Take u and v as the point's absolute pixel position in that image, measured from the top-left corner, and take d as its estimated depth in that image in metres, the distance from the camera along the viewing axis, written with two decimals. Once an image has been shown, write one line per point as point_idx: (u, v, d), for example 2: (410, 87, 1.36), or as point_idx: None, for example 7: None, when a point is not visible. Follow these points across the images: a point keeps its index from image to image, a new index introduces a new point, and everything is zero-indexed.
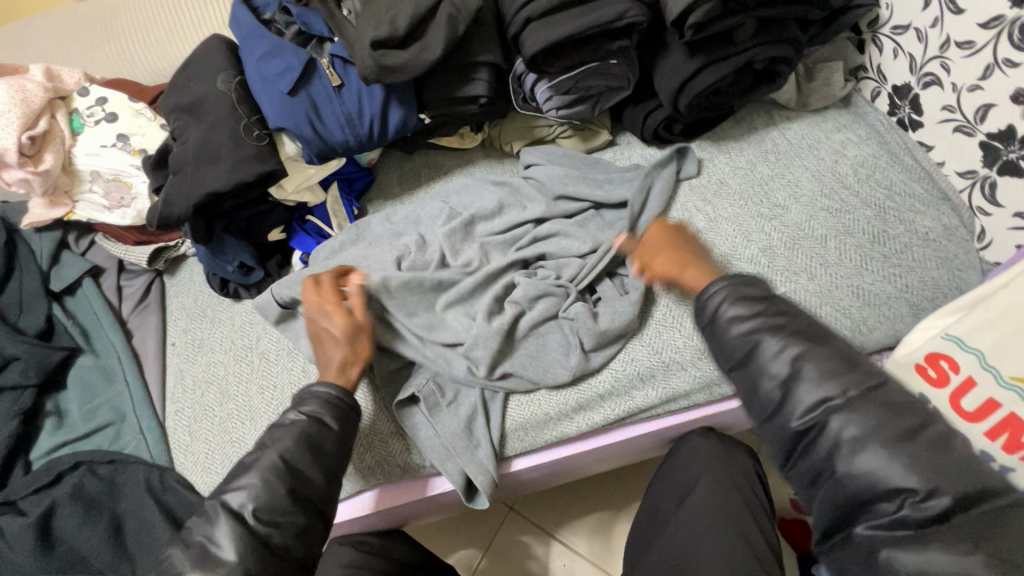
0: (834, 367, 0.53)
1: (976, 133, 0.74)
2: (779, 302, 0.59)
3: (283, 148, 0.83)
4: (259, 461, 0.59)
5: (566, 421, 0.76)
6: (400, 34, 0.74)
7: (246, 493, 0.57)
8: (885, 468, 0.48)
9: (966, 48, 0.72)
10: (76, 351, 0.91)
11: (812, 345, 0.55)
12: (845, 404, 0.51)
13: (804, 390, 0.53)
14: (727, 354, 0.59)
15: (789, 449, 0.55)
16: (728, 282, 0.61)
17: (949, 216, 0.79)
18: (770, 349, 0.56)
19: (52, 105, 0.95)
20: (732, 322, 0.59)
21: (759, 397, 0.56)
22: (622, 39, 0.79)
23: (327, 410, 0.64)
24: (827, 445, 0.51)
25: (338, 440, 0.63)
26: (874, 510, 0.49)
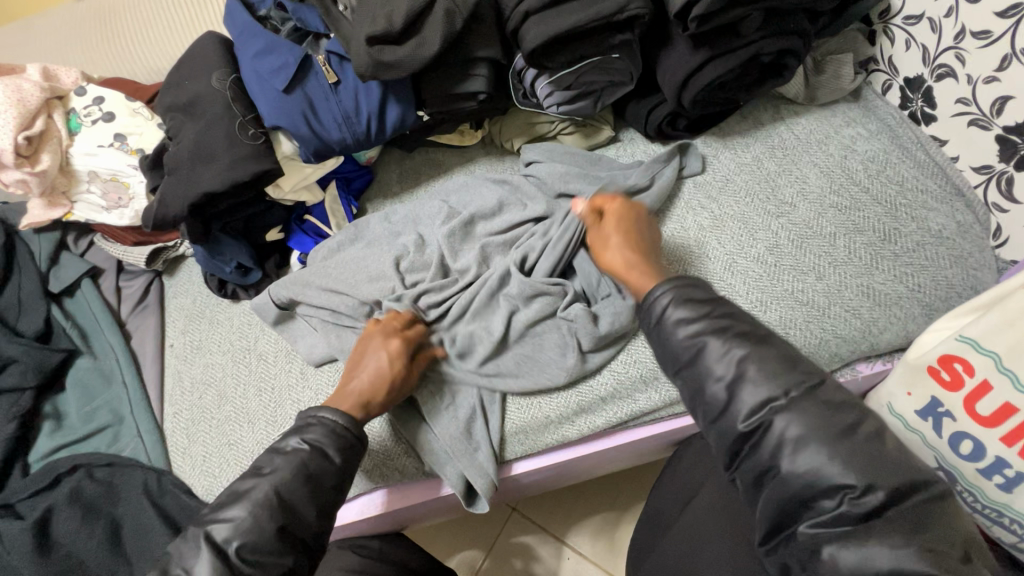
0: (776, 368, 0.51)
1: (992, 127, 0.71)
2: (722, 303, 0.56)
3: (280, 147, 0.82)
4: (250, 492, 0.58)
5: (567, 425, 0.74)
6: (396, 30, 0.73)
7: (232, 527, 0.56)
8: (827, 466, 0.47)
9: (982, 39, 0.69)
10: (75, 353, 0.91)
11: (755, 346, 0.53)
12: (788, 406, 0.49)
13: (749, 391, 0.51)
14: (672, 356, 0.56)
15: (733, 452, 0.52)
16: (673, 284, 0.58)
17: (963, 212, 0.77)
18: (715, 351, 0.53)
19: (49, 104, 0.94)
20: (678, 325, 0.56)
21: (703, 399, 0.54)
22: (624, 33, 0.76)
23: (331, 441, 0.61)
24: (771, 446, 0.49)
25: (338, 473, 0.61)
26: (815, 508, 0.47)
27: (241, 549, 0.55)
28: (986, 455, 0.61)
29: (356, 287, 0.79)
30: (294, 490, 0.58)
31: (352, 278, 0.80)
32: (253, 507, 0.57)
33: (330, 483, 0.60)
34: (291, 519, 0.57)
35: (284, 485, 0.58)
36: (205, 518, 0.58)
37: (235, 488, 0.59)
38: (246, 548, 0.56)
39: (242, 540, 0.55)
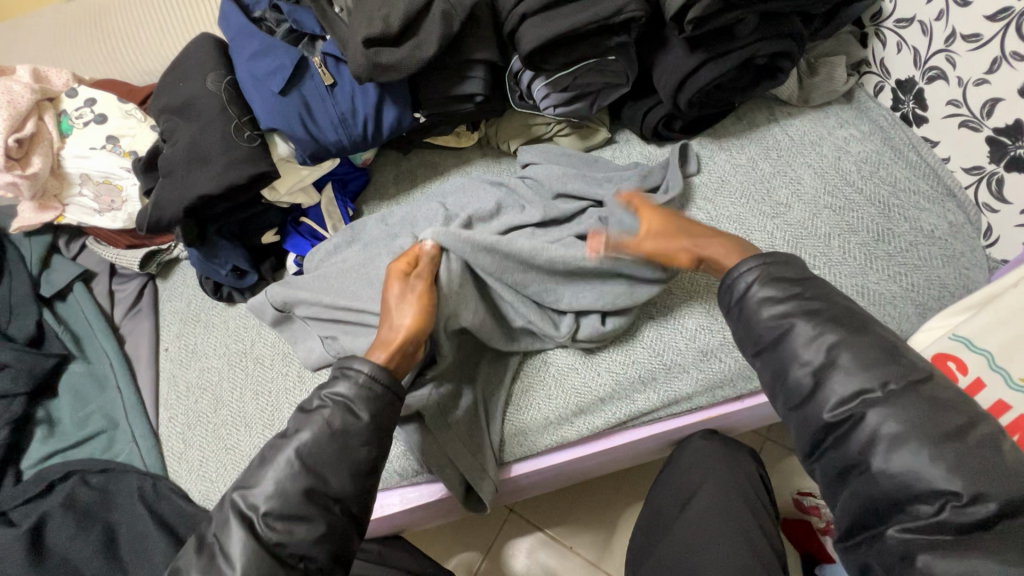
0: (871, 358, 0.51)
1: (982, 128, 0.72)
2: (813, 284, 0.57)
3: (276, 149, 0.82)
4: (276, 458, 0.57)
5: (567, 426, 0.75)
6: (393, 32, 0.73)
7: (263, 495, 0.56)
8: (924, 469, 0.46)
9: (972, 42, 0.70)
10: (67, 358, 0.90)
11: (849, 334, 0.53)
12: (885, 399, 0.49)
13: (838, 379, 0.51)
14: (755, 337, 0.57)
15: (818, 441, 0.53)
16: (761, 262, 0.59)
17: (955, 212, 0.78)
18: (802, 334, 0.54)
19: (40, 106, 0.93)
20: (764, 304, 0.57)
21: (787, 382, 0.54)
22: (621, 35, 0.77)
23: (360, 399, 0.59)
24: (862, 440, 0.49)
25: (368, 435, 0.58)
26: (910, 512, 0.47)
27: (266, 520, 0.55)
28: None
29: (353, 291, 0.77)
30: None
31: (349, 283, 0.78)
32: (279, 476, 0.56)
33: (356, 440, 0.58)
34: (313, 496, 0.56)
35: None
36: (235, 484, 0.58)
37: (264, 456, 0.58)
38: (270, 521, 0.55)
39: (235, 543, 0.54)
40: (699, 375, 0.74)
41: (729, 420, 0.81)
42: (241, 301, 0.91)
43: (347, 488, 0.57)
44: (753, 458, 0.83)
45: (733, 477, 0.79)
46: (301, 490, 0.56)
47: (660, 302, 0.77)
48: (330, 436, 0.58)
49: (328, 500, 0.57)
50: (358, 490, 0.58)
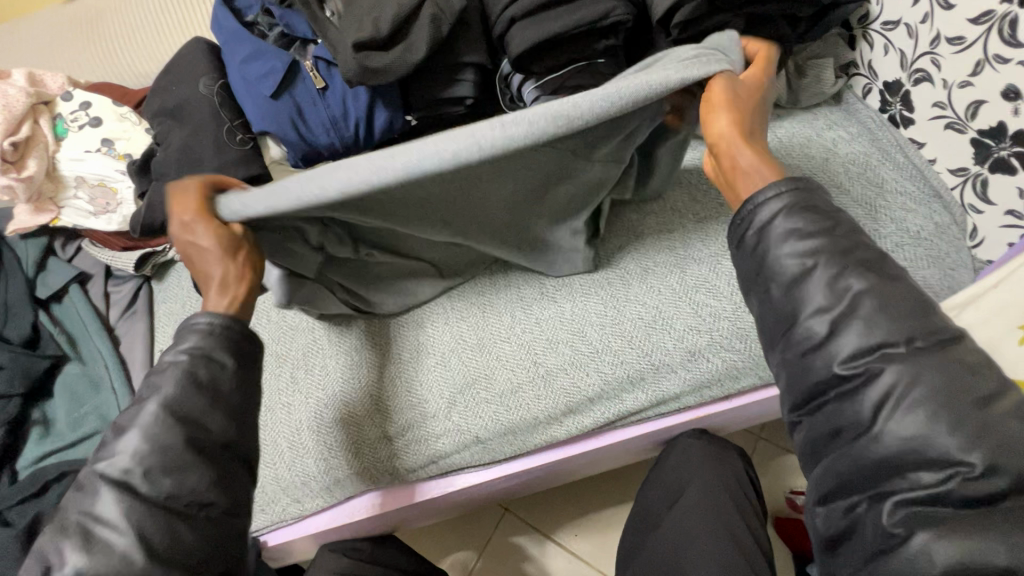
0: (898, 311, 0.47)
1: (967, 130, 0.73)
2: (841, 223, 0.52)
3: (268, 151, 0.84)
4: (138, 417, 0.52)
5: (556, 425, 0.76)
6: (382, 36, 0.73)
7: (131, 456, 0.50)
8: (946, 441, 0.43)
9: (956, 44, 0.70)
10: (62, 359, 0.91)
11: (878, 280, 0.48)
12: (907, 355, 0.46)
13: (853, 332, 0.47)
14: (766, 278, 0.53)
15: (819, 395, 0.49)
16: (790, 188, 0.53)
17: (940, 213, 0.78)
18: (823, 277, 0.49)
19: (35, 110, 0.94)
20: (786, 238, 0.51)
21: (794, 332, 0.50)
22: (609, 38, 0.77)
23: (215, 345, 0.55)
24: (873, 398, 0.46)
25: (238, 386, 0.56)
26: (910, 480, 0.44)
27: (146, 478, 0.50)
28: None
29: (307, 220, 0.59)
30: None
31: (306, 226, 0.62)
32: (144, 433, 0.51)
33: (229, 387, 0.55)
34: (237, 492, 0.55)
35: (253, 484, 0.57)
36: (93, 458, 0.51)
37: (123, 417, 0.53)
38: (152, 477, 0.50)
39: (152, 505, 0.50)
40: (687, 375, 0.75)
41: (719, 418, 0.81)
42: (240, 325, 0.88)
43: (228, 432, 0.54)
44: (741, 456, 0.84)
45: (720, 476, 0.80)
46: (183, 441, 0.51)
47: (648, 301, 0.77)
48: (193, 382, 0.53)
49: (215, 447, 0.53)
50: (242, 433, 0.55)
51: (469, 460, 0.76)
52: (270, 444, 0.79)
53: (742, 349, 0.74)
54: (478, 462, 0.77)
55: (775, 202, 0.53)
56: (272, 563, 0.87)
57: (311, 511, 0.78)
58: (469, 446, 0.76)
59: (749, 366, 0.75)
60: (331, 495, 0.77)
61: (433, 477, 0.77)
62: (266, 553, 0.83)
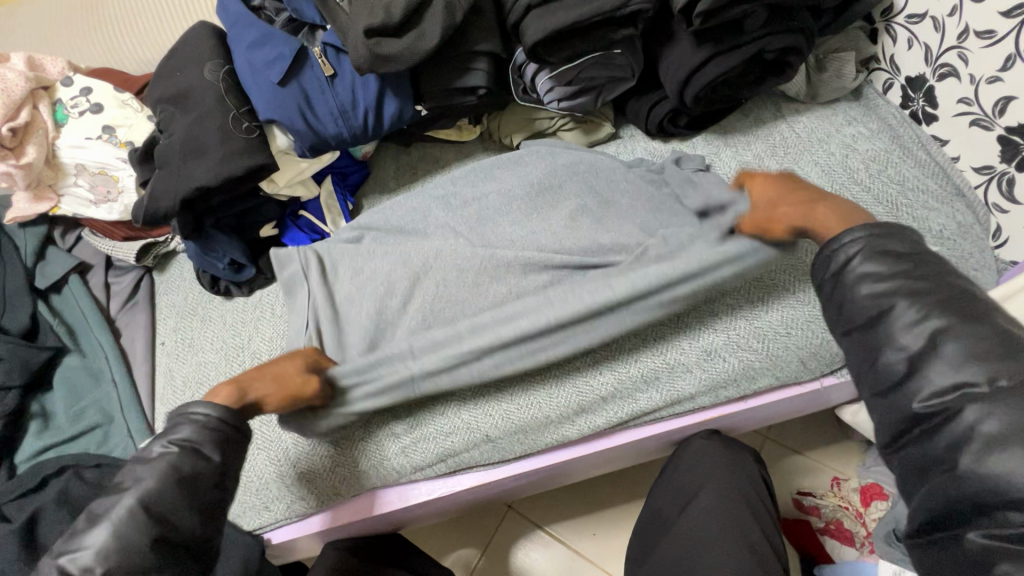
0: (984, 349, 0.46)
1: (994, 127, 0.71)
2: (926, 263, 0.52)
3: (274, 141, 0.80)
4: (111, 511, 0.54)
5: (568, 425, 0.74)
6: (395, 22, 0.71)
7: (95, 552, 0.52)
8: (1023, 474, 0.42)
9: (986, 38, 0.69)
10: (62, 351, 0.89)
11: (958, 320, 0.48)
12: (990, 395, 0.44)
13: (937, 370, 0.47)
14: (846, 315, 0.54)
15: (900, 431, 0.49)
16: (868, 233, 0.54)
17: (963, 213, 0.76)
18: (903, 315, 0.50)
19: (34, 95, 0.91)
20: (863, 279, 0.53)
21: (876, 368, 0.51)
22: (627, 28, 0.75)
23: (206, 440, 0.59)
24: (953, 436, 0.45)
25: (219, 472, 0.59)
26: (994, 517, 0.43)
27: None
28: None
29: (377, 311, 0.76)
30: None
31: (374, 292, 0.78)
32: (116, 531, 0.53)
33: (209, 481, 0.58)
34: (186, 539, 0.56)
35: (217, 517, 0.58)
36: (58, 549, 0.54)
37: (93, 511, 0.55)
38: None
39: (104, 570, 0.52)
40: (703, 376, 0.73)
41: (733, 420, 0.79)
42: (234, 340, 0.85)
43: (197, 530, 0.56)
44: (755, 458, 0.83)
45: (733, 478, 0.78)
46: (146, 541, 0.53)
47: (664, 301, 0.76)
48: (171, 479, 0.56)
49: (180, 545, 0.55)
50: (208, 529, 0.57)
51: (479, 458, 0.75)
52: (275, 438, 0.77)
53: (760, 349, 0.73)
54: (486, 461, 0.75)
55: (855, 246, 0.54)
56: (275, 560, 0.86)
57: (313, 509, 0.75)
58: (477, 444, 0.74)
59: (765, 364, 0.73)
60: (334, 492, 0.75)
61: (440, 475, 0.76)
62: (269, 551, 0.81)
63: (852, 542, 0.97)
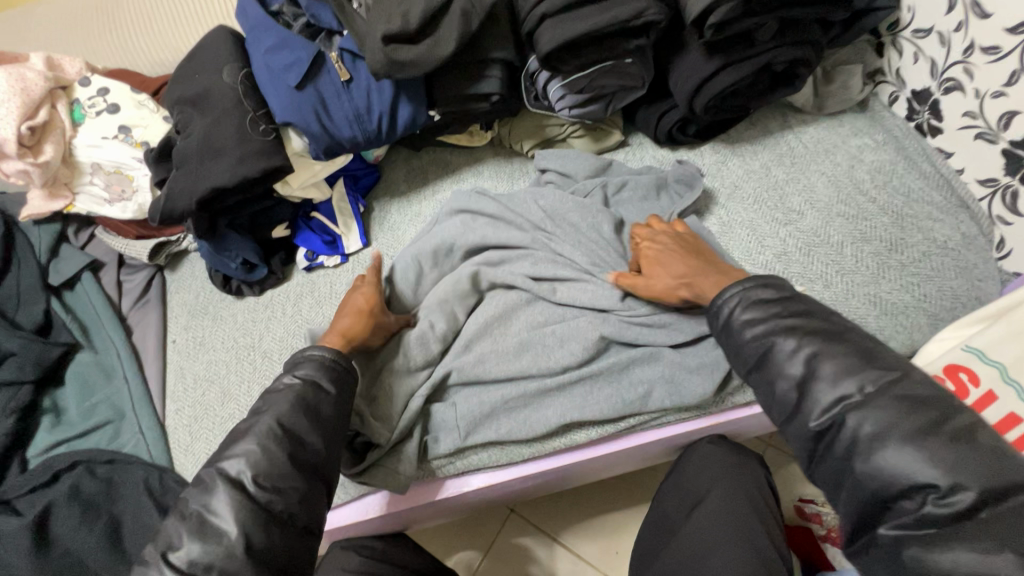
0: (850, 364, 0.52)
1: (998, 140, 0.72)
2: (793, 302, 0.58)
3: (290, 144, 0.82)
4: (253, 428, 0.58)
5: (576, 429, 0.75)
6: (411, 29, 0.72)
7: (245, 461, 0.56)
8: (906, 462, 0.46)
9: (991, 53, 0.70)
10: (74, 347, 0.90)
11: (826, 342, 0.54)
12: (864, 402, 0.49)
13: (821, 388, 0.52)
14: (743, 359, 0.59)
15: (810, 450, 0.53)
16: (743, 285, 0.61)
17: (968, 224, 0.77)
18: (782, 350, 0.55)
19: (52, 94, 0.93)
20: (747, 325, 0.59)
21: (776, 399, 0.56)
22: (639, 38, 0.77)
23: (323, 374, 0.63)
24: (845, 443, 0.50)
25: (336, 404, 0.62)
26: (896, 508, 0.47)
27: (255, 479, 0.55)
28: None
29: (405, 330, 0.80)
30: (299, 449, 0.58)
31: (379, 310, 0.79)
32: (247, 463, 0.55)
33: (329, 410, 0.61)
34: (299, 450, 0.57)
35: (290, 443, 0.57)
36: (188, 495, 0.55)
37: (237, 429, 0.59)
38: (260, 481, 0.55)
39: (253, 474, 0.55)
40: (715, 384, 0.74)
41: (737, 425, 0.81)
42: (246, 339, 0.86)
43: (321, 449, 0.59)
44: (760, 464, 0.84)
45: (740, 483, 0.79)
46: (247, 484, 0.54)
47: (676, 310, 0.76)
48: (300, 407, 0.60)
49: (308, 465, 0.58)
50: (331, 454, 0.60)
51: (485, 460, 0.75)
52: None
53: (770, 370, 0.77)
54: (494, 463, 0.75)
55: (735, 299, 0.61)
56: None
57: None
58: (486, 446, 0.75)
59: None
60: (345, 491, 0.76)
61: (448, 477, 0.76)
62: None
63: None
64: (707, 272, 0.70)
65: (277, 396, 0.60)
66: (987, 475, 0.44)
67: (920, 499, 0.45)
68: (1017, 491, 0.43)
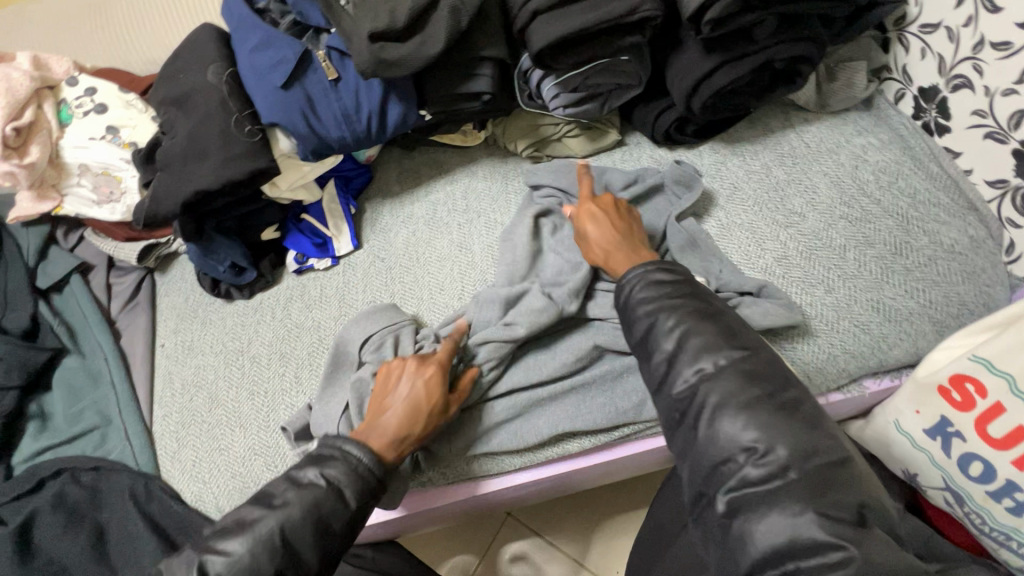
0: (718, 342, 0.54)
1: (1008, 141, 0.69)
2: (684, 285, 0.59)
3: (277, 144, 0.79)
4: (255, 525, 0.55)
5: (570, 439, 0.73)
6: (399, 27, 0.70)
7: (228, 561, 0.54)
8: (738, 431, 0.50)
9: (1001, 50, 0.67)
10: (62, 352, 0.89)
11: (704, 322, 0.56)
12: (716, 374, 0.53)
13: (685, 362, 0.54)
14: (629, 332, 0.60)
15: (670, 420, 0.55)
16: (642, 267, 0.61)
17: (976, 226, 0.75)
18: (664, 327, 0.57)
19: (38, 94, 0.91)
20: (640, 303, 0.59)
21: (650, 369, 0.57)
22: (635, 35, 0.74)
23: (349, 482, 0.59)
24: (697, 411, 0.53)
25: (350, 518, 0.58)
26: (723, 473, 0.50)
27: None
28: (996, 477, 0.58)
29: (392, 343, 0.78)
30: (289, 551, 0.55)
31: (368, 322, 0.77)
32: (253, 544, 0.54)
33: (338, 525, 0.57)
34: (290, 564, 0.55)
35: (285, 552, 0.55)
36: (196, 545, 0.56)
37: (241, 517, 0.56)
38: None
39: None
40: None
41: None
42: (235, 344, 0.85)
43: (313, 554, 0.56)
44: None
45: None
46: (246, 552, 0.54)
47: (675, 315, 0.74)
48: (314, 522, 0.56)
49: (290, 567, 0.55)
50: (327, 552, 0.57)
51: (476, 469, 0.73)
52: (271, 445, 0.76)
53: None
54: (484, 474, 0.73)
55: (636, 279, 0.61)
56: None
57: None
58: (477, 457, 0.73)
59: None
60: None
61: (438, 486, 0.74)
62: None
63: None
64: (624, 245, 0.70)
65: (296, 492, 0.57)
66: (801, 440, 0.49)
67: (743, 460, 0.49)
68: (818, 455, 0.48)
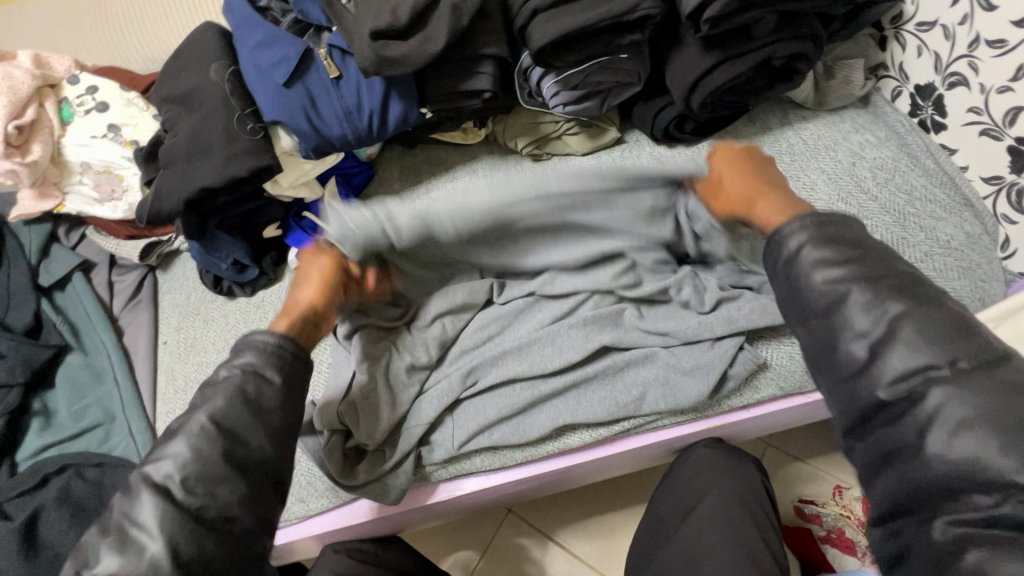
0: (938, 330, 0.42)
1: (1004, 137, 0.70)
2: (871, 248, 0.47)
3: (278, 142, 0.80)
4: (186, 425, 0.51)
5: (569, 431, 0.74)
6: (401, 25, 0.70)
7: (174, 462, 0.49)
8: (981, 454, 0.38)
9: (996, 48, 0.68)
10: (64, 349, 0.89)
11: (915, 303, 0.43)
12: (951, 378, 0.40)
13: (894, 353, 0.42)
14: (801, 304, 0.48)
15: (860, 420, 0.44)
16: (813, 218, 0.49)
17: (972, 223, 0.76)
18: (858, 301, 0.45)
19: (40, 93, 0.91)
20: (816, 267, 0.47)
21: (835, 356, 0.46)
22: (635, 33, 0.75)
23: (268, 362, 0.55)
24: (918, 421, 0.41)
25: (283, 397, 0.54)
26: (961, 502, 0.38)
27: (183, 484, 0.48)
28: None
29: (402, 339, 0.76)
30: (239, 446, 0.51)
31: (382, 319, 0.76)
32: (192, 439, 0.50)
33: (274, 404, 0.53)
34: (238, 447, 0.51)
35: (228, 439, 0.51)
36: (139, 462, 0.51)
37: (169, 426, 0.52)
38: (188, 485, 0.48)
39: (183, 475, 0.49)
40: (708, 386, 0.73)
41: (737, 429, 0.80)
42: None
43: (267, 449, 0.52)
44: (757, 467, 0.82)
45: (736, 489, 0.78)
46: (220, 455, 0.50)
47: (679, 317, 0.74)
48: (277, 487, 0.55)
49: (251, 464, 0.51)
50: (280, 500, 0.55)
51: (478, 463, 0.74)
52: None
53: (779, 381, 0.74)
54: (485, 468, 0.74)
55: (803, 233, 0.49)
56: (275, 561, 0.84)
57: (314, 512, 0.76)
58: (478, 451, 0.74)
59: (770, 374, 0.74)
60: (338, 494, 0.75)
61: (443, 481, 0.75)
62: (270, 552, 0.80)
63: (853, 552, 0.94)
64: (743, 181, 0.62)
65: (216, 387, 0.53)
66: None
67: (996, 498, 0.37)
68: None
